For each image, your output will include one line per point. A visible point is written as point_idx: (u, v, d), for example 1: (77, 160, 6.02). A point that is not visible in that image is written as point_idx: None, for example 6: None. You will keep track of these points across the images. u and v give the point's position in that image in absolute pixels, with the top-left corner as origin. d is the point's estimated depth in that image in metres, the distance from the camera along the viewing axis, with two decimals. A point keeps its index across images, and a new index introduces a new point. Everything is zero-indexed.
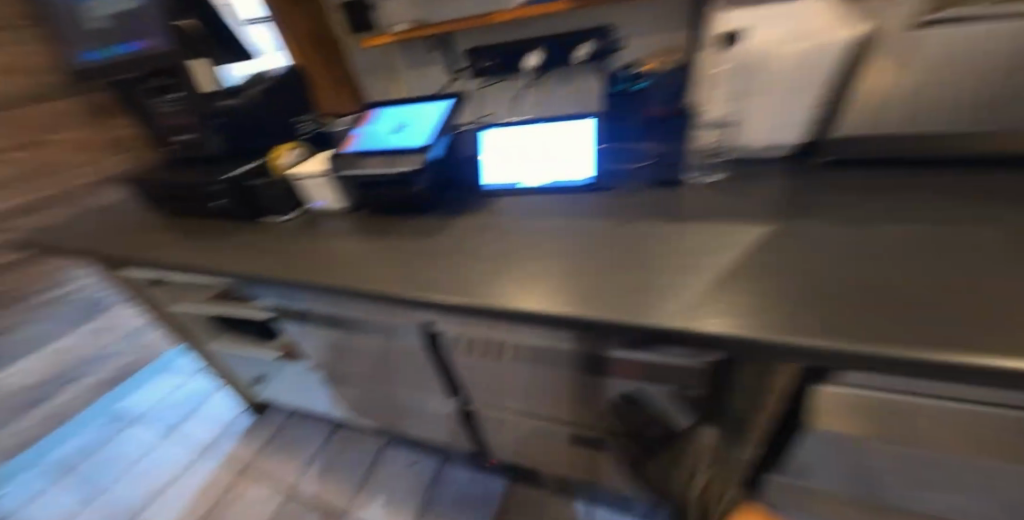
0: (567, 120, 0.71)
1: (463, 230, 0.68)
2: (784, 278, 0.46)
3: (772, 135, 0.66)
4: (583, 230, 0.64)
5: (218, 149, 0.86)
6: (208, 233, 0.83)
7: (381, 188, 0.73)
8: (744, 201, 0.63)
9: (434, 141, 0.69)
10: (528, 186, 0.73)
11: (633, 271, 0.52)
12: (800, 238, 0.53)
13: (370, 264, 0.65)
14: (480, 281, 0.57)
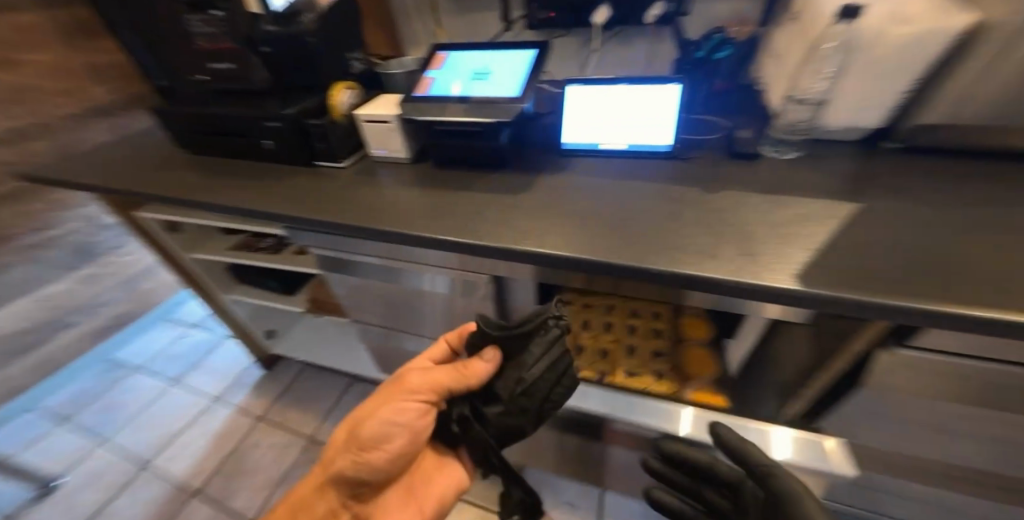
0: (653, 83, 0.67)
1: (547, 188, 0.67)
2: (876, 253, 0.50)
3: (854, 118, 0.68)
4: (675, 194, 0.63)
5: (262, 85, 0.79)
6: (249, 172, 0.80)
7: (460, 141, 0.68)
8: (818, 176, 0.66)
9: (525, 90, 0.64)
10: (608, 148, 0.72)
11: (733, 236, 0.54)
12: (892, 217, 0.56)
13: (457, 212, 0.64)
14: (572, 234, 0.57)
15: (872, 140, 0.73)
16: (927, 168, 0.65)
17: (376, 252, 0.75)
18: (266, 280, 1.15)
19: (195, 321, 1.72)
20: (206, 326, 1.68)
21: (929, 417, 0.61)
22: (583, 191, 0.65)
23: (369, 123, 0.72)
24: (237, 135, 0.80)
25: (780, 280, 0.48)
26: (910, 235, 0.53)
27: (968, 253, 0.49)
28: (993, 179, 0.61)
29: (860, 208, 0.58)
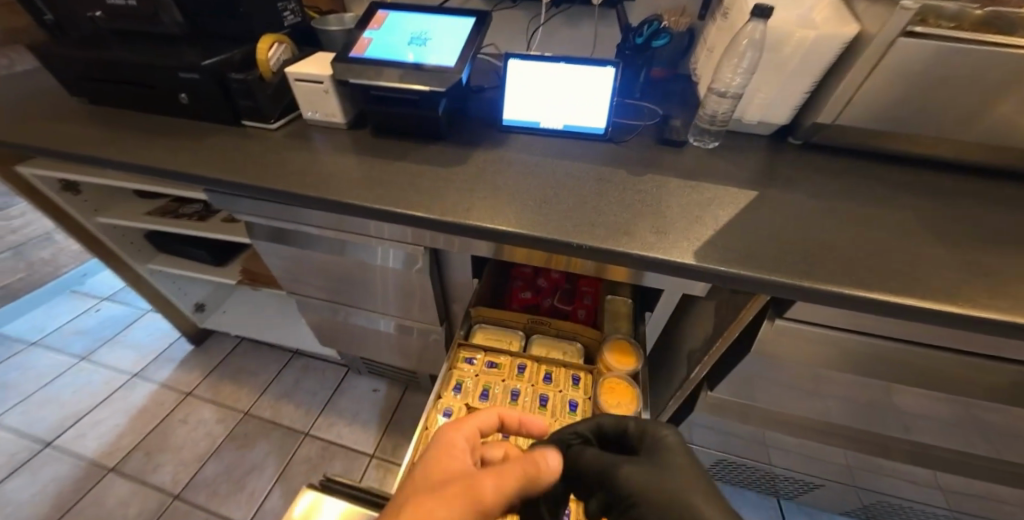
0: (588, 65, 0.70)
1: (484, 163, 0.68)
2: (767, 236, 0.58)
3: (763, 113, 0.75)
4: (606, 175, 0.67)
5: (177, 31, 0.72)
6: (165, 129, 0.74)
7: (394, 108, 0.67)
8: (731, 166, 0.73)
9: (462, 62, 0.64)
10: (546, 127, 0.75)
11: (652, 216, 0.60)
12: (785, 205, 0.64)
13: (393, 182, 0.64)
14: (506, 211, 0.60)
15: (780, 136, 0.81)
16: (819, 164, 0.74)
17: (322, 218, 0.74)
18: (189, 250, 1.08)
19: (107, 293, 1.57)
20: (121, 299, 1.54)
21: (807, 379, 0.71)
22: (520, 168, 0.67)
23: (300, 83, 0.68)
24: (150, 86, 0.72)
25: (683, 257, 0.54)
26: (795, 220, 0.61)
27: (837, 238, 0.59)
28: (866, 176, 0.71)
29: (759, 196, 0.66)
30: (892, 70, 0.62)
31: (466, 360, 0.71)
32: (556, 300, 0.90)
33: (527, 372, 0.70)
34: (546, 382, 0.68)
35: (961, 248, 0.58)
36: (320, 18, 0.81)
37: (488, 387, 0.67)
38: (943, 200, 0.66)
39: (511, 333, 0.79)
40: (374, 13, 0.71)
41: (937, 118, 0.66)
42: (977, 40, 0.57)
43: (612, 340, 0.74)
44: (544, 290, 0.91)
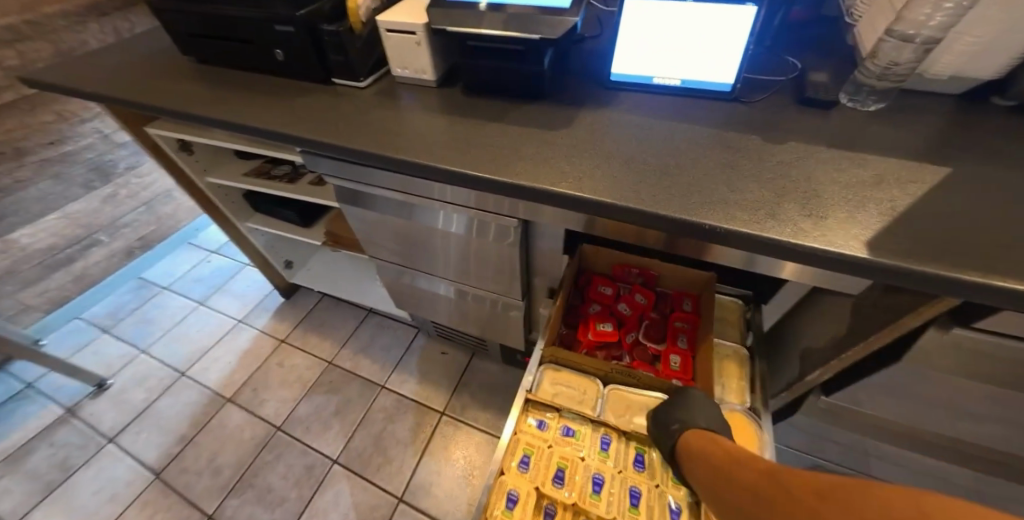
0: (723, 4, 0.57)
1: (588, 124, 0.60)
2: (964, 224, 0.44)
3: (960, 65, 0.58)
4: (735, 141, 0.56)
5: None
6: (261, 87, 0.73)
7: (492, 63, 0.60)
8: (903, 131, 0.58)
9: (577, 4, 0.55)
10: (659, 85, 0.64)
11: (800, 191, 0.48)
12: (986, 184, 0.49)
13: (487, 145, 0.58)
14: (614, 179, 0.51)
15: (969, 92, 0.63)
16: None
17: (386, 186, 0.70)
18: (281, 210, 1.12)
19: (214, 247, 1.73)
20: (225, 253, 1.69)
21: (971, 398, 0.58)
22: (630, 131, 0.58)
23: (391, 34, 0.63)
24: (248, 43, 0.72)
25: (847, 248, 0.43)
26: (1003, 202, 0.47)
27: None
28: None
29: (947, 171, 0.51)
30: None
31: (537, 424, 0.66)
32: (641, 336, 0.78)
33: (613, 451, 0.63)
34: (636, 468, 0.62)
35: None
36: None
37: (563, 464, 0.62)
38: None
39: (588, 387, 0.72)
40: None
41: None
42: None
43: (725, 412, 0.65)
44: (627, 321, 0.78)
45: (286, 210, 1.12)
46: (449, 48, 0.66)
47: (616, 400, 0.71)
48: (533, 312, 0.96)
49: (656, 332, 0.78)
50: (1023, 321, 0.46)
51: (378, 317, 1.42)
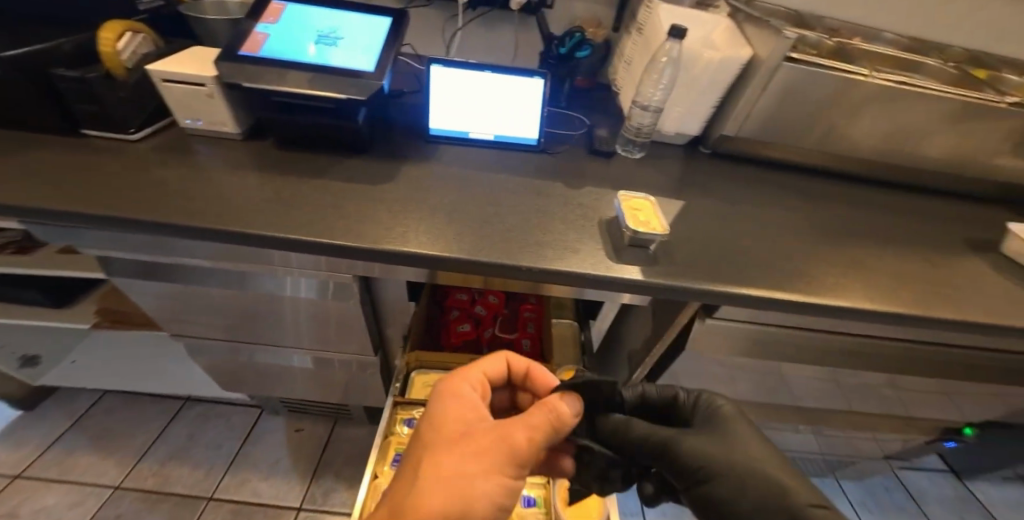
0: (515, 74, 0.68)
1: (415, 176, 0.62)
2: (700, 244, 0.61)
3: (679, 125, 0.80)
4: (544, 188, 0.65)
5: None
6: None
7: (304, 118, 0.57)
8: (658, 174, 0.77)
9: (381, 68, 0.57)
10: (474, 139, 0.71)
11: (595, 229, 0.59)
12: (707, 212, 0.68)
13: (305, 204, 0.54)
14: (446, 232, 0.54)
15: (689, 144, 0.87)
16: (732, 171, 0.82)
17: (196, 256, 0.59)
18: (17, 294, 0.83)
19: None
20: None
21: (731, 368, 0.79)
22: (456, 183, 0.63)
23: (169, 84, 0.55)
24: None
25: (632, 272, 0.53)
26: (717, 225, 0.66)
27: (753, 237, 0.65)
28: (766, 182, 0.81)
29: (683, 204, 0.69)
30: (781, 88, 0.72)
31: (405, 423, 0.65)
32: (497, 330, 0.82)
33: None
34: None
35: (846, 243, 0.68)
36: (194, 4, 0.67)
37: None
38: (825, 202, 0.78)
39: None
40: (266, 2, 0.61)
41: (812, 134, 0.79)
42: (837, 70, 0.71)
43: (562, 370, 0.70)
44: (484, 320, 0.83)
45: (29, 294, 0.83)
46: (252, 101, 0.61)
47: None
48: (390, 367, 0.91)
49: (509, 325, 0.84)
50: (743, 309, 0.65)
51: (198, 405, 1.16)
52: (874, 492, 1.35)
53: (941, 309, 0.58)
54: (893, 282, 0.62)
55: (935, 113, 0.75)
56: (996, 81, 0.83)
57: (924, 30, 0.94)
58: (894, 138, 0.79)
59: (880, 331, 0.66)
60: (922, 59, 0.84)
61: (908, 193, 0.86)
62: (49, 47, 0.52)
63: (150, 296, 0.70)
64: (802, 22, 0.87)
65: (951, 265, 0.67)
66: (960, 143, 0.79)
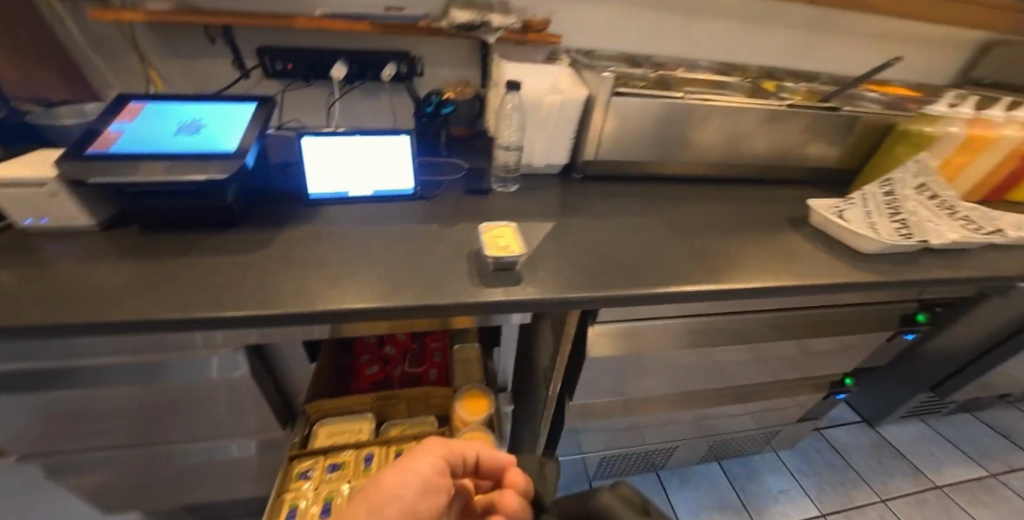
0: (382, 135, 0.74)
1: (295, 238, 0.66)
2: (568, 258, 0.69)
3: (546, 158, 0.91)
4: (422, 231, 0.71)
5: None
6: None
7: (168, 201, 0.59)
8: (534, 204, 0.85)
9: (243, 147, 0.60)
10: (355, 197, 0.76)
11: (470, 258, 0.65)
12: (572, 229, 0.77)
13: (169, 283, 0.55)
14: (322, 286, 0.57)
15: (564, 173, 0.98)
16: (601, 190, 0.94)
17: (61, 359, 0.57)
18: None
19: None
20: None
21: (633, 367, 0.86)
22: (336, 239, 0.66)
23: (3, 189, 0.55)
24: None
25: (500, 294, 0.59)
26: (580, 238, 0.75)
27: (615, 242, 0.74)
28: (629, 196, 0.93)
29: (551, 225, 0.78)
30: (618, 117, 0.85)
31: (303, 476, 0.62)
32: (406, 368, 0.84)
33: (375, 461, 0.64)
34: (397, 465, 0.64)
35: (690, 236, 0.79)
36: (44, 111, 0.71)
37: (329, 498, 0.59)
38: (677, 205, 0.91)
39: (357, 423, 0.71)
40: (127, 106, 0.65)
41: (655, 150, 0.93)
42: (658, 97, 0.86)
43: (465, 392, 0.70)
44: (393, 359, 0.84)
45: None
46: (107, 192, 0.62)
47: (390, 428, 0.72)
48: None
49: (418, 361, 0.86)
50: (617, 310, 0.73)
51: None
52: (805, 456, 1.46)
53: (765, 279, 0.70)
54: (729, 264, 0.73)
55: (740, 120, 0.93)
56: (781, 88, 1.05)
57: (730, 57, 1.15)
58: (717, 145, 0.96)
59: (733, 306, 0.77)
60: (727, 79, 1.04)
61: (744, 188, 1.03)
62: None
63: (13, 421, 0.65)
64: (632, 62, 1.04)
65: (778, 243, 0.81)
66: (767, 141, 0.98)
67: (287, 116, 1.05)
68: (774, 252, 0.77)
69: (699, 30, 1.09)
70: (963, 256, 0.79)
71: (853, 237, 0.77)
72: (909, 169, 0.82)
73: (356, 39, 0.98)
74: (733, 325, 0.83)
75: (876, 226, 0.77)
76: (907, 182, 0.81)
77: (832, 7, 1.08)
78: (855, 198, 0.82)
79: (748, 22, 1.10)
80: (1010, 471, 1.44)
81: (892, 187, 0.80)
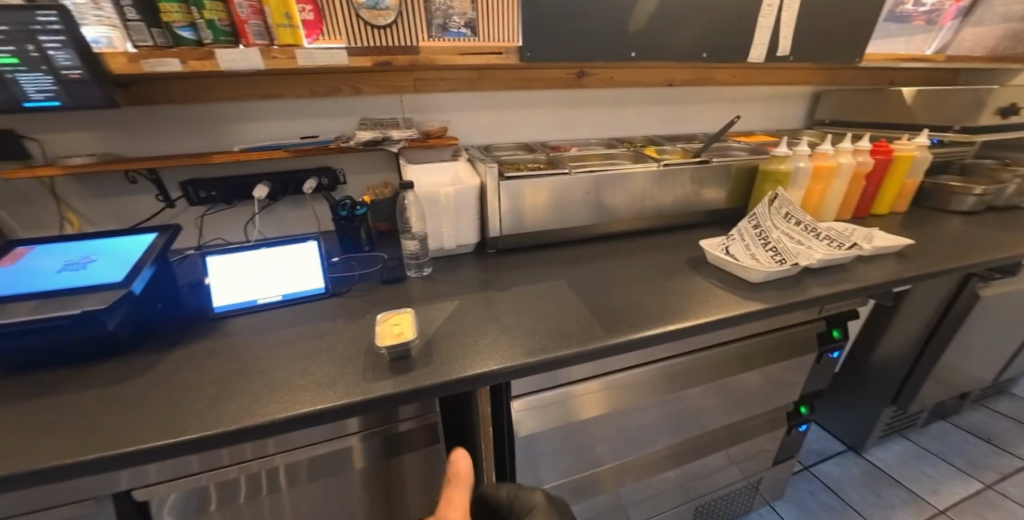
0: (288, 244, 0.79)
1: (191, 359, 0.66)
2: (472, 333, 0.70)
3: (456, 239, 0.97)
4: (327, 329, 0.72)
5: None
6: None
7: (42, 340, 0.59)
8: (448, 284, 0.88)
9: (129, 274, 0.64)
10: (263, 303, 0.78)
11: (369, 352, 0.66)
12: (479, 303, 0.80)
13: (31, 431, 0.52)
14: (207, 407, 0.56)
15: (479, 248, 1.04)
16: (514, 261, 0.99)
17: None
18: None
19: None
20: None
21: (570, 436, 0.83)
22: (234, 354, 0.67)
23: None
24: None
25: (392, 385, 0.59)
26: (488, 311, 0.77)
27: (522, 310, 0.77)
28: (540, 261, 0.99)
29: (456, 302, 0.80)
30: (514, 196, 0.95)
31: None
32: None
33: None
34: None
35: (593, 293, 0.83)
36: None
37: None
38: (584, 264, 0.97)
39: None
40: (11, 253, 0.69)
41: (558, 218, 1.02)
42: (548, 174, 0.96)
43: None
44: None
45: None
46: None
47: None
48: None
49: None
50: (529, 380, 0.73)
51: None
52: (799, 502, 1.37)
53: (660, 324, 0.73)
54: (628, 313, 0.76)
55: (626, 183, 1.04)
56: (661, 151, 1.20)
57: (616, 134, 1.33)
58: (613, 207, 1.06)
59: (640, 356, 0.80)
60: (614, 151, 1.18)
61: (648, 239, 1.11)
62: None
63: None
64: (527, 149, 1.19)
65: (675, 285, 0.85)
66: (656, 197, 1.09)
67: (210, 236, 1.09)
68: (670, 294, 0.82)
69: (582, 116, 1.27)
70: (835, 272, 0.87)
71: (740, 270, 0.84)
72: (770, 204, 0.93)
73: (273, 164, 1.06)
74: (652, 376, 0.83)
75: (755, 259, 0.85)
76: (770, 214, 0.91)
77: (686, 86, 1.31)
78: (734, 235, 0.92)
79: (621, 105, 1.29)
80: (999, 477, 1.40)
81: (759, 221, 0.89)
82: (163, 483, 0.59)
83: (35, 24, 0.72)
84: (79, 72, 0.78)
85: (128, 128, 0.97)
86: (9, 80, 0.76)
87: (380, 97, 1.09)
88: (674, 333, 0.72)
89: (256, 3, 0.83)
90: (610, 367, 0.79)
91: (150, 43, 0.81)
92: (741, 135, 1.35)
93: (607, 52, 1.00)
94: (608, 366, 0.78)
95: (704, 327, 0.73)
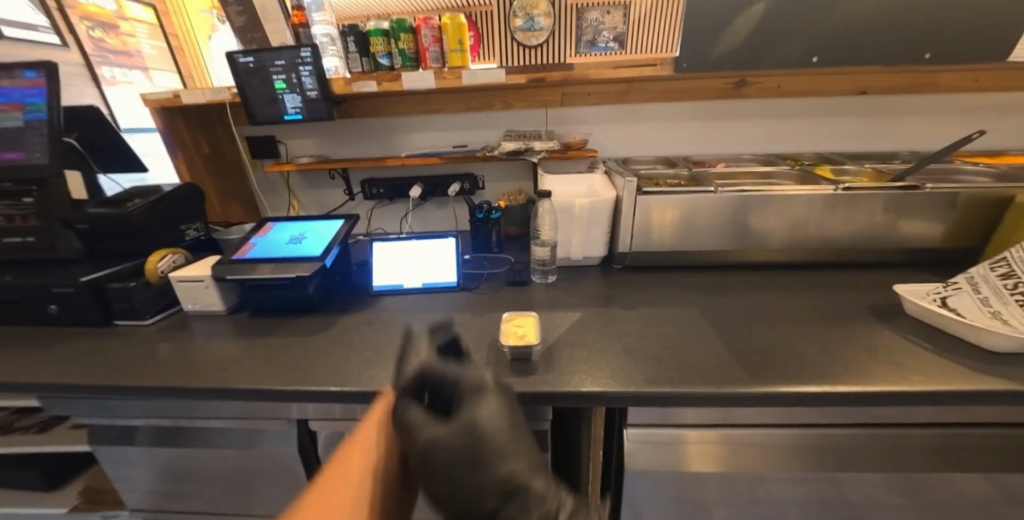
0: (435, 238, 0.90)
1: (354, 325, 0.79)
2: (595, 349, 0.69)
3: (584, 251, 0.97)
4: (459, 319, 0.79)
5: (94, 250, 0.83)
6: (40, 344, 0.75)
7: (272, 293, 0.78)
8: (570, 293, 0.88)
9: (325, 251, 0.80)
10: (409, 288, 0.89)
11: (493, 348, 0.70)
12: (601, 318, 0.79)
13: (253, 360, 0.69)
14: (364, 368, 0.66)
15: (605, 263, 1.02)
16: (640, 279, 0.94)
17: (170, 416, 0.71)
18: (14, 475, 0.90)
19: None
20: None
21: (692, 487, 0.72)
22: (384, 328, 0.78)
23: (183, 282, 0.79)
24: (36, 303, 0.77)
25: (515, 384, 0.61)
26: (608, 330, 0.74)
27: (648, 333, 0.73)
28: (671, 283, 0.92)
29: (578, 314, 0.80)
30: (650, 212, 0.90)
31: None
32: None
33: None
34: None
35: (735, 330, 0.74)
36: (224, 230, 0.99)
37: None
38: (724, 293, 0.87)
39: None
40: (262, 226, 0.92)
41: (696, 238, 0.94)
42: (689, 191, 0.90)
43: None
44: None
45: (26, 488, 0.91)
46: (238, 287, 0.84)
47: None
48: None
49: None
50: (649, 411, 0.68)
51: None
52: None
53: (826, 380, 0.60)
54: (781, 361, 0.65)
55: (790, 204, 0.90)
56: (839, 172, 1.02)
57: (779, 150, 1.16)
58: (768, 231, 0.93)
59: (791, 414, 0.67)
60: (774, 169, 1.04)
61: (808, 275, 0.95)
62: (120, 269, 0.78)
63: (126, 473, 0.78)
64: (667, 164, 1.12)
65: (846, 337, 0.71)
66: (828, 225, 0.92)
67: (375, 226, 1.30)
68: (852, 353, 0.67)
69: (737, 130, 1.15)
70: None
71: (969, 331, 0.67)
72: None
73: (430, 169, 1.21)
74: (806, 440, 0.69)
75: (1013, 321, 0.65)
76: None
77: (883, 95, 1.08)
78: (961, 283, 0.74)
79: (788, 118, 1.13)
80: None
81: (1010, 269, 0.69)
82: (324, 422, 0.70)
83: (298, 58, 0.95)
84: (315, 92, 1.00)
85: (336, 136, 1.22)
86: (275, 98, 1.02)
87: (528, 111, 1.16)
88: (849, 395, 0.59)
89: (438, 33, 0.96)
90: (752, 419, 0.68)
91: (361, 69, 1.00)
92: (989, 159, 1.05)
93: (780, 59, 0.89)
94: (749, 417, 0.68)
95: (899, 395, 0.59)
